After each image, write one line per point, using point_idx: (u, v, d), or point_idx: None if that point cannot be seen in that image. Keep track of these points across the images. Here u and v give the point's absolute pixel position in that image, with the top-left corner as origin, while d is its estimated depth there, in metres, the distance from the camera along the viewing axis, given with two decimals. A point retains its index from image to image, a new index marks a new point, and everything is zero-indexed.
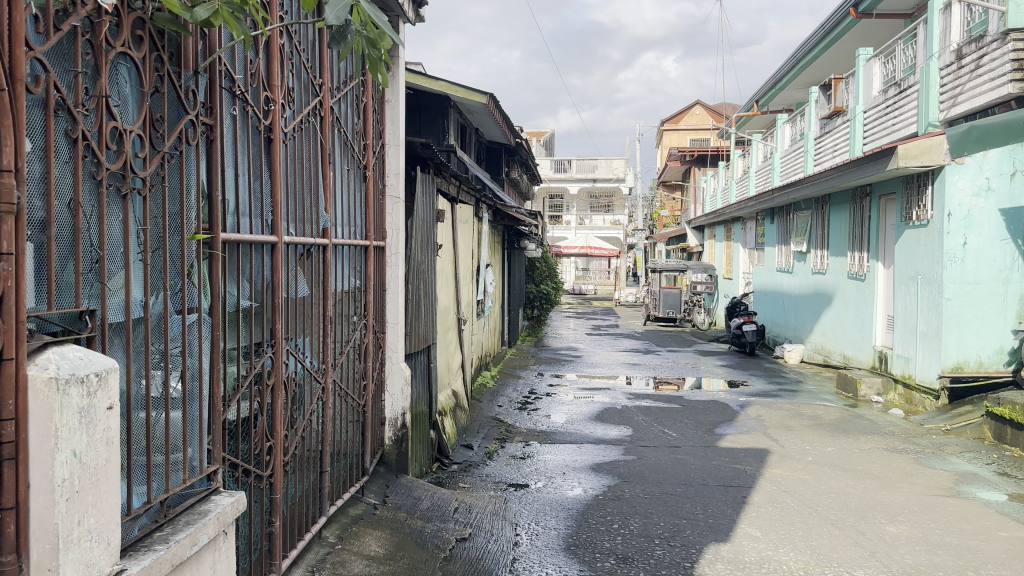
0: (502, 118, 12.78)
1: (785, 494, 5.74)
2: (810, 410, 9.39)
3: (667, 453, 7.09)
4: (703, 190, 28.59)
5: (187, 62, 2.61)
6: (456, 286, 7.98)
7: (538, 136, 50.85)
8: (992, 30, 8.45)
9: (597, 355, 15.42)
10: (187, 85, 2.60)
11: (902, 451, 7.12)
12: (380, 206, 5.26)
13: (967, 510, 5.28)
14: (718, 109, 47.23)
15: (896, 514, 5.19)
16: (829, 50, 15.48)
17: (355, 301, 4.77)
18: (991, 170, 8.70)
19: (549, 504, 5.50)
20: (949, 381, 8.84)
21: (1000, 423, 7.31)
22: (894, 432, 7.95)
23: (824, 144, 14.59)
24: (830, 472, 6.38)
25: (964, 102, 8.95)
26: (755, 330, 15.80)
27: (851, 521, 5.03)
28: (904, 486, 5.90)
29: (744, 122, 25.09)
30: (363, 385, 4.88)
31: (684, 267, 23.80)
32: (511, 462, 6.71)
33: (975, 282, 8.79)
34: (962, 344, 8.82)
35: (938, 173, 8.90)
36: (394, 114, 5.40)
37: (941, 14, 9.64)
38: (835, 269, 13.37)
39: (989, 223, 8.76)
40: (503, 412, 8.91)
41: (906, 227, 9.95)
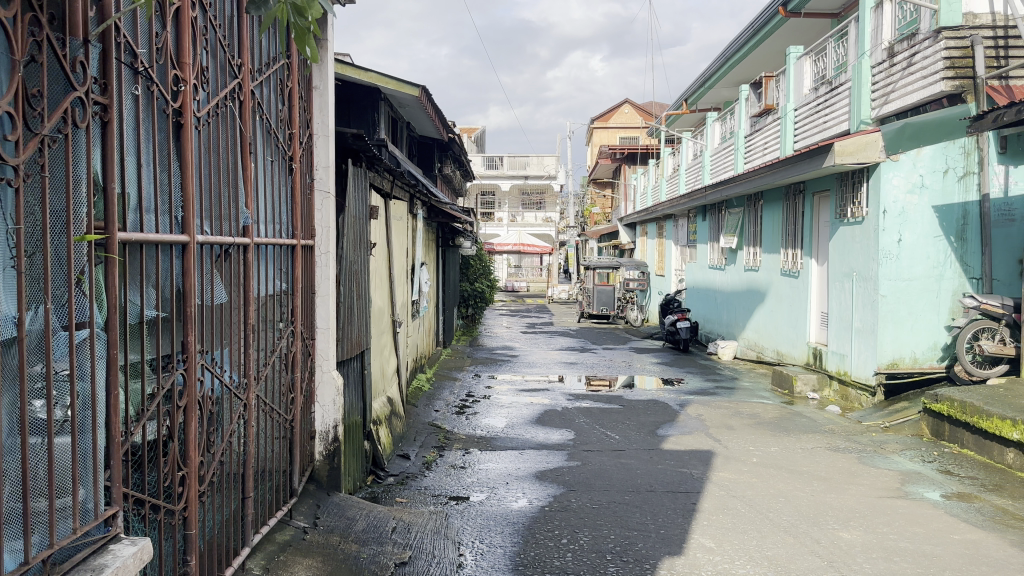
0: (435, 112, 12.38)
1: (734, 500, 5.58)
2: (749, 408, 9.37)
3: (612, 458, 6.88)
4: (634, 188, 28.74)
5: (73, 28, 2.18)
6: (389, 286, 7.56)
7: (469, 132, 50.41)
8: (924, 28, 8.55)
9: (533, 354, 15.19)
10: (73, 55, 2.17)
11: (844, 450, 7.10)
12: (307, 202, 4.84)
13: (917, 513, 5.22)
14: (646, 107, 47.74)
15: (848, 518, 5.09)
16: (758, 49, 15.61)
17: (281, 306, 4.35)
18: (925, 167, 8.81)
19: (493, 519, 5.19)
20: (885, 377, 9.03)
21: (938, 419, 7.39)
22: (834, 430, 7.97)
23: (755, 141, 14.70)
24: (776, 474, 6.28)
25: (896, 100, 9.04)
26: (689, 326, 15.88)
27: (805, 528, 4.90)
28: (851, 488, 5.83)
29: (673, 120, 25.28)
30: (290, 398, 4.46)
31: (617, 265, 23.83)
32: (451, 472, 6.37)
33: (909, 279, 8.92)
34: (897, 340, 8.96)
35: (873, 170, 9.02)
36: (322, 102, 4.98)
37: (873, 12, 9.72)
38: (767, 266, 13.49)
39: (923, 220, 8.87)
40: (440, 418, 8.54)
41: (840, 224, 10.04)
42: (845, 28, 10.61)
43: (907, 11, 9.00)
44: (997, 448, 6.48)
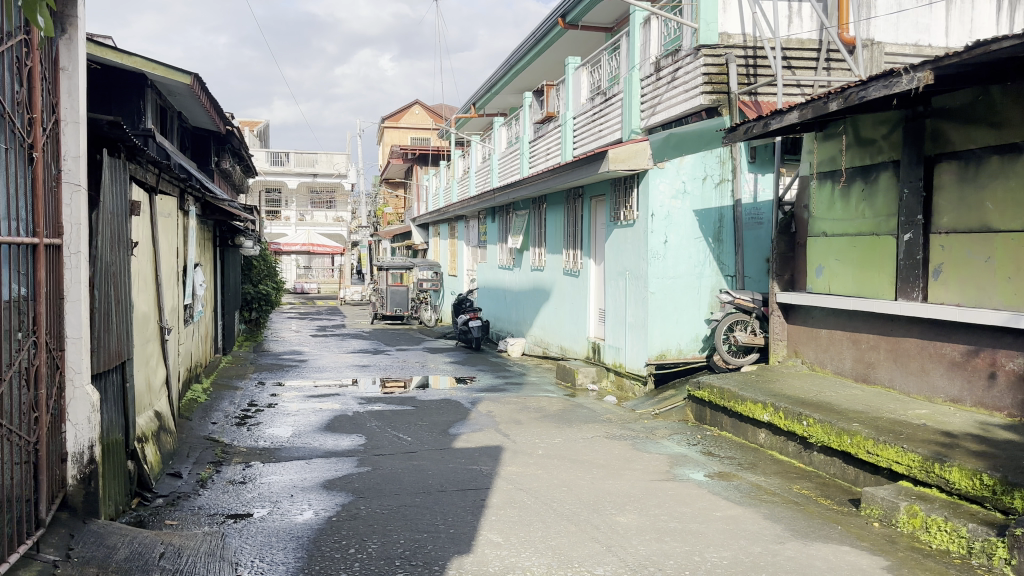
0: (211, 103, 11.54)
1: (521, 493, 5.74)
2: (536, 403, 9.72)
3: (402, 461, 6.80)
4: (426, 189, 28.82)
5: None
6: (156, 290, 6.91)
7: (252, 126, 47.83)
8: (686, 46, 9.39)
9: (323, 358, 14.70)
10: None
11: (620, 437, 7.58)
12: (52, 196, 4.27)
13: (684, 493, 5.69)
14: (437, 109, 48.14)
15: (625, 503, 5.42)
16: (540, 58, 16.29)
17: (17, 313, 3.78)
18: (687, 175, 9.65)
19: (276, 534, 4.91)
20: (655, 368, 9.77)
21: (700, 405, 8.14)
22: (611, 419, 8.49)
23: (539, 146, 15.31)
24: (560, 465, 6.56)
25: (662, 112, 9.89)
26: (480, 325, 16.21)
27: (586, 515, 5.14)
28: (627, 473, 6.24)
29: (463, 123, 25.71)
30: (32, 419, 3.90)
31: (409, 265, 23.77)
32: (230, 487, 5.95)
33: (675, 277, 9.74)
34: (665, 333, 9.75)
35: (643, 176, 9.73)
36: (70, 84, 4.42)
37: (641, 28, 10.53)
38: (551, 266, 14.12)
39: (686, 223, 9.72)
40: (218, 431, 7.97)
41: (615, 226, 10.74)
42: (618, 43, 11.35)
43: (671, 29, 9.85)
44: (750, 428, 7.28)
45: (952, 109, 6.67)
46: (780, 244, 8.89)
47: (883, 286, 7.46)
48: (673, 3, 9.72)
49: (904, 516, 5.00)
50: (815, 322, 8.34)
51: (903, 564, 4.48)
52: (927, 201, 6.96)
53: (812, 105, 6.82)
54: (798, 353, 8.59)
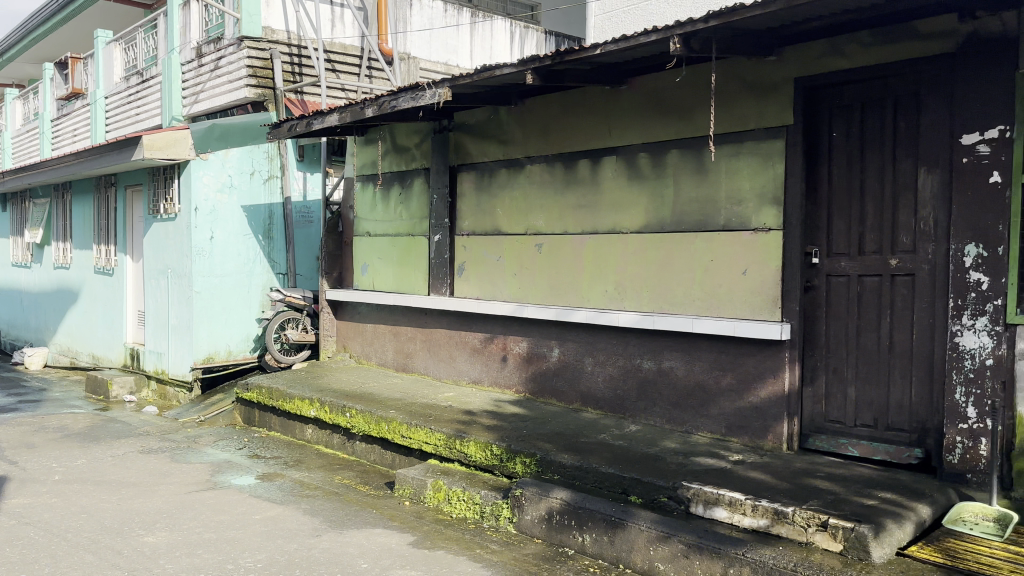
0: None
1: (23, 529, 4.87)
2: (56, 422, 8.40)
3: None
4: None
5: None
6: None
7: None
8: (229, 36, 9.64)
9: None
10: None
11: (158, 450, 6.97)
12: None
13: (224, 501, 5.46)
14: None
15: (154, 521, 4.98)
16: (64, 26, 14.24)
17: None
18: (232, 169, 9.39)
19: None
20: (202, 372, 9.30)
21: (249, 407, 7.93)
22: (150, 431, 7.77)
23: (64, 125, 13.52)
24: (80, 489, 5.75)
25: (205, 99, 10.11)
26: None
27: (106, 541, 4.59)
28: (162, 488, 5.74)
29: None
30: None
31: None
32: None
33: (222, 275, 9.39)
34: (211, 334, 9.36)
35: (184, 167, 9.25)
36: None
37: (181, 11, 10.43)
38: (78, 265, 12.37)
39: (233, 218, 9.43)
40: None
41: (155, 220, 9.91)
42: (156, 21, 10.86)
43: (213, 16, 9.99)
44: (297, 426, 7.32)
45: (470, 125, 7.58)
46: (328, 242, 9.08)
47: (418, 283, 8.15)
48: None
49: (429, 491, 5.50)
50: (360, 317, 8.75)
51: (426, 536, 4.93)
52: (452, 206, 7.81)
53: (351, 110, 7.13)
54: (347, 348, 8.91)
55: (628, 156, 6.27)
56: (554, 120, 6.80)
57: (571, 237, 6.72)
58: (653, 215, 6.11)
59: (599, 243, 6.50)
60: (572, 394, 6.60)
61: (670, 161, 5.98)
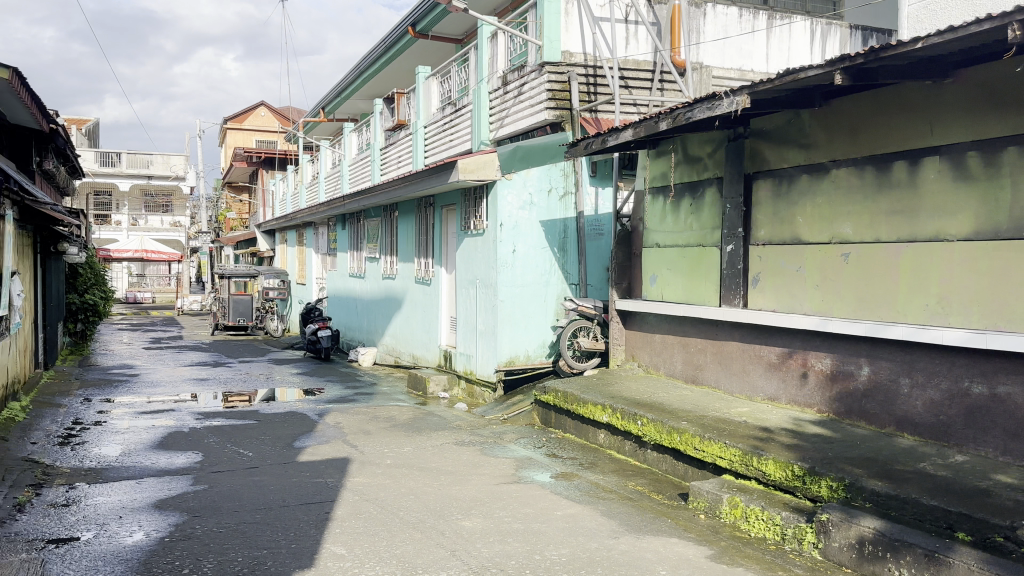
0: (33, 102, 10.47)
1: (366, 503, 5.99)
2: (386, 412, 10.18)
3: (244, 476, 6.95)
4: (277, 194, 29.41)
5: None
6: None
7: (77, 121, 44.94)
8: (530, 62, 10.58)
9: (158, 373, 14.43)
10: None
11: (469, 444, 8.18)
12: None
13: (528, 495, 6.21)
14: (285, 113, 48.05)
15: (470, 508, 5.83)
16: (389, 66, 16.76)
17: None
18: (534, 186, 10.79)
19: (101, 560, 4.87)
20: (504, 373, 10.88)
21: (546, 410, 8.83)
22: (461, 426, 9.12)
23: (390, 154, 16.10)
24: (407, 473, 6.93)
25: (447, 142, 13.05)
26: (329, 335, 16.80)
27: (432, 522, 5.48)
28: (474, 479, 6.70)
29: (312, 128, 25.92)
30: None
31: (255, 273, 24.59)
32: (50, 513, 5.90)
33: (522, 284, 10.86)
34: (513, 342, 10.86)
35: (492, 186, 10.78)
36: None
37: (425, 84, 14.04)
38: (402, 275, 15.07)
39: (532, 232, 10.85)
40: (37, 452, 7.79)
41: (464, 235, 11.85)
42: (466, 56, 12.46)
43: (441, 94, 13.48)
44: (591, 430, 7.93)
45: (768, 131, 7.36)
46: (619, 254, 9.55)
47: (710, 294, 8.11)
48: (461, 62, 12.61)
49: (726, 506, 5.53)
50: (649, 327, 9.05)
51: (724, 551, 5.01)
52: (746, 215, 7.63)
53: (645, 125, 7.45)
54: (636, 357, 9.28)
55: (954, 156, 5.64)
56: (863, 121, 6.35)
57: (884, 246, 6.19)
58: (984, 221, 5.43)
59: (918, 251, 5.91)
60: (883, 416, 6.09)
61: (1007, 160, 5.27)
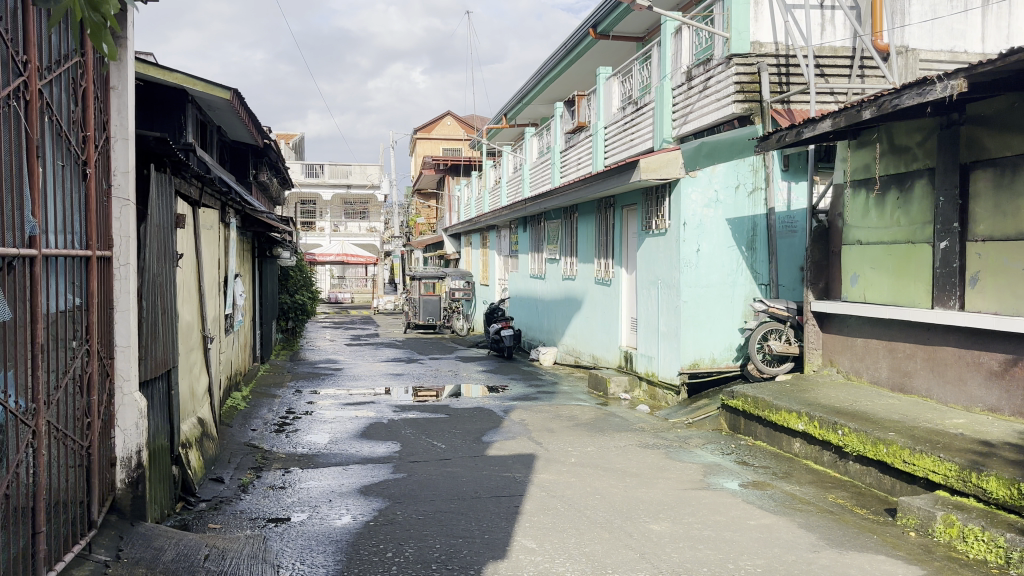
0: (251, 121, 11.65)
1: (554, 500, 6.10)
2: (568, 411, 10.31)
3: (437, 467, 7.32)
4: (462, 199, 30.71)
5: None
6: (198, 302, 7.74)
7: (287, 138, 49.59)
8: (717, 55, 10.26)
9: (358, 367, 15.58)
10: None
11: (654, 446, 8.09)
12: (104, 209, 4.76)
13: (718, 501, 6.04)
14: (469, 121, 50.02)
15: (657, 512, 5.75)
16: (569, 68, 16.94)
17: (74, 323, 4.22)
18: (720, 183, 10.47)
19: (315, 539, 5.34)
20: (688, 376, 10.65)
21: (734, 415, 8.53)
22: (645, 429, 9.04)
23: (570, 156, 16.26)
24: (593, 472, 6.98)
25: (628, 142, 12.99)
26: (512, 334, 17.30)
27: (620, 523, 5.48)
28: (661, 482, 6.61)
29: (494, 134, 26.81)
30: (86, 424, 4.33)
31: (442, 274, 25.85)
32: (270, 493, 6.56)
33: (707, 285, 10.56)
34: (697, 344, 10.60)
35: (676, 185, 10.58)
36: (121, 103, 4.95)
37: (607, 85, 14.04)
38: (582, 275, 15.19)
39: (718, 231, 10.53)
40: (258, 437, 8.69)
41: (646, 235, 11.73)
42: (649, 53, 12.31)
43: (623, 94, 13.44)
44: (785, 438, 7.55)
45: (989, 115, 6.63)
46: (815, 253, 9.03)
47: (920, 296, 7.45)
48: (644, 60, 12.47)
49: (941, 525, 5.06)
50: (849, 330, 8.47)
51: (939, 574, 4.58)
52: (963, 208, 6.91)
53: (846, 114, 6.98)
54: (833, 362, 8.72)
55: None
56: None
57: None
58: None
59: None
60: None
61: None
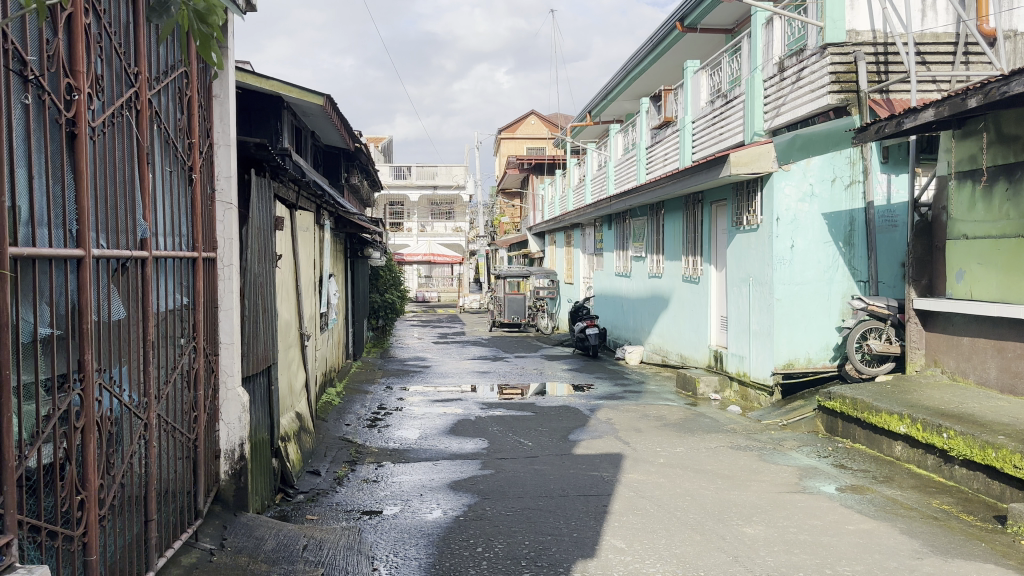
0: (342, 124, 12.00)
1: (643, 500, 6.04)
2: (656, 411, 10.18)
3: (525, 465, 7.36)
4: (546, 198, 30.77)
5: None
6: (296, 300, 8.05)
7: (376, 141, 50.88)
8: (811, 44, 9.90)
9: (445, 365, 15.84)
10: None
11: (746, 448, 7.89)
12: (208, 213, 5.01)
13: (814, 505, 5.84)
14: (553, 119, 50.04)
15: (750, 514, 5.61)
16: (655, 63, 16.71)
17: (181, 321, 4.46)
18: (815, 177, 10.09)
19: (407, 532, 5.46)
20: (782, 376, 10.33)
21: (831, 417, 8.22)
22: (736, 429, 8.84)
23: (657, 152, 16.03)
24: (682, 473, 6.87)
25: (716, 137, 12.71)
26: (597, 332, 17.22)
27: (711, 525, 5.37)
28: (754, 485, 6.44)
29: (579, 132, 26.74)
30: (193, 417, 4.56)
31: (527, 273, 25.96)
32: (363, 486, 6.75)
33: (802, 282, 10.22)
34: (792, 343, 10.26)
35: (768, 179, 10.26)
36: (223, 110, 5.19)
37: (695, 79, 13.78)
38: (670, 273, 14.96)
39: (814, 226, 10.16)
40: (352, 432, 8.96)
41: (736, 231, 11.45)
42: (739, 45, 11.98)
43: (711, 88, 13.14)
44: (886, 441, 7.22)
45: None
46: (917, 248, 8.61)
47: None
48: (733, 51, 12.16)
49: None
50: (954, 329, 8.04)
51: None
52: None
53: (951, 101, 6.62)
54: (938, 362, 8.29)
55: None
56: None
57: None
58: None
59: None
60: None
61: None
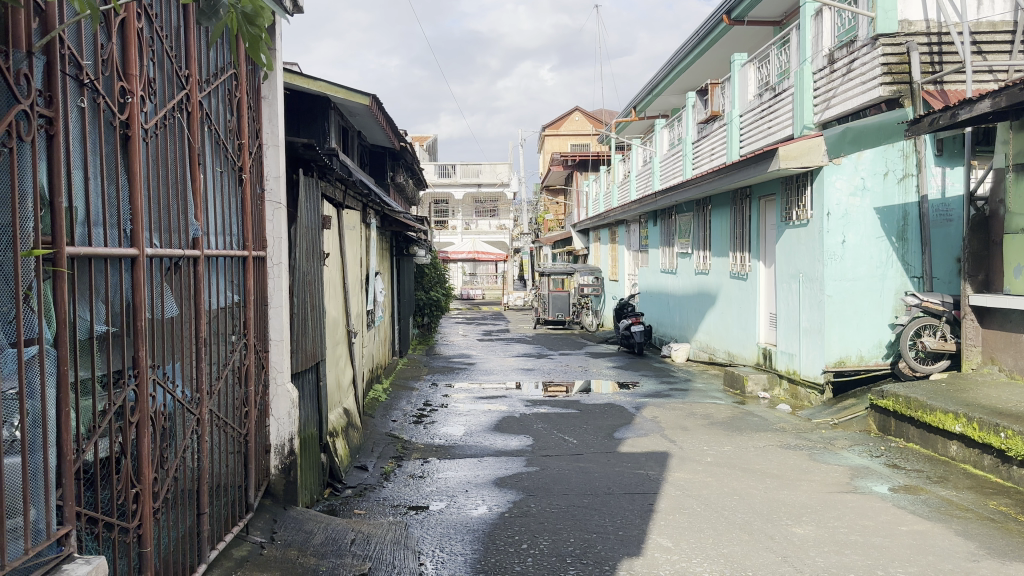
0: (388, 124, 12.12)
1: (689, 499, 5.98)
2: (703, 409, 10.06)
3: (570, 462, 7.35)
4: (590, 194, 30.64)
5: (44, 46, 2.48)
6: (343, 296, 8.16)
7: (421, 140, 51.30)
8: (861, 35, 9.66)
9: (490, 362, 15.89)
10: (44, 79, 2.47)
11: (795, 447, 7.75)
12: (259, 212, 5.12)
13: (866, 506, 5.71)
14: (596, 116, 49.76)
15: (799, 514, 5.51)
16: (702, 57, 16.50)
17: (233, 318, 4.57)
18: (866, 171, 9.88)
19: (453, 527, 5.51)
20: (833, 375, 10.11)
21: (884, 415, 8.03)
22: (785, 429, 8.68)
23: (704, 147, 15.83)
24: (729, 472, 6.78)
25: (764, 130, 12.50)
26: (643, 330, 17.09)
27: (759, 525, 5.29)
28: (804, 484, 6.32)
29: (624, 128, 26.56)
30: (244, 413, 4.67)
31: (572, 269, 25.90)
32: (410, 482, 6.82)
33: (854, 278, 10.00)
34: (844, 341, 10.05)
35: (818, 173, 10.06)
36: (271, 111, 5.30)
37: (742, 72, 13.56)
38: (717, 270, 14.76)
39: (866, 221, 9.95)
40: (398, 428, 9.05)
41: (785, 226, 11.24)
42: (788, 37, 11.76)
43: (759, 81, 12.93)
44: (940, 441, 7.02)
45: None
46: (973, 242, 8.38)
47: None
48: (782, 43, 11.96)
49: None
50: (1012, 325, 7.77)
51: None
52: None
53: (1009, 92, 6.39)
54: (995, 360, 8.03)
55: None
56: None
57: None
58: None
59: None
60: None
61: None
